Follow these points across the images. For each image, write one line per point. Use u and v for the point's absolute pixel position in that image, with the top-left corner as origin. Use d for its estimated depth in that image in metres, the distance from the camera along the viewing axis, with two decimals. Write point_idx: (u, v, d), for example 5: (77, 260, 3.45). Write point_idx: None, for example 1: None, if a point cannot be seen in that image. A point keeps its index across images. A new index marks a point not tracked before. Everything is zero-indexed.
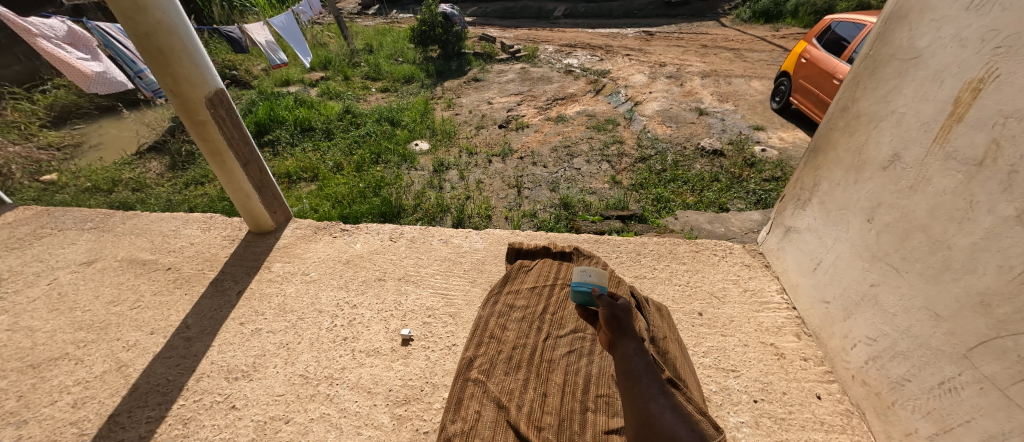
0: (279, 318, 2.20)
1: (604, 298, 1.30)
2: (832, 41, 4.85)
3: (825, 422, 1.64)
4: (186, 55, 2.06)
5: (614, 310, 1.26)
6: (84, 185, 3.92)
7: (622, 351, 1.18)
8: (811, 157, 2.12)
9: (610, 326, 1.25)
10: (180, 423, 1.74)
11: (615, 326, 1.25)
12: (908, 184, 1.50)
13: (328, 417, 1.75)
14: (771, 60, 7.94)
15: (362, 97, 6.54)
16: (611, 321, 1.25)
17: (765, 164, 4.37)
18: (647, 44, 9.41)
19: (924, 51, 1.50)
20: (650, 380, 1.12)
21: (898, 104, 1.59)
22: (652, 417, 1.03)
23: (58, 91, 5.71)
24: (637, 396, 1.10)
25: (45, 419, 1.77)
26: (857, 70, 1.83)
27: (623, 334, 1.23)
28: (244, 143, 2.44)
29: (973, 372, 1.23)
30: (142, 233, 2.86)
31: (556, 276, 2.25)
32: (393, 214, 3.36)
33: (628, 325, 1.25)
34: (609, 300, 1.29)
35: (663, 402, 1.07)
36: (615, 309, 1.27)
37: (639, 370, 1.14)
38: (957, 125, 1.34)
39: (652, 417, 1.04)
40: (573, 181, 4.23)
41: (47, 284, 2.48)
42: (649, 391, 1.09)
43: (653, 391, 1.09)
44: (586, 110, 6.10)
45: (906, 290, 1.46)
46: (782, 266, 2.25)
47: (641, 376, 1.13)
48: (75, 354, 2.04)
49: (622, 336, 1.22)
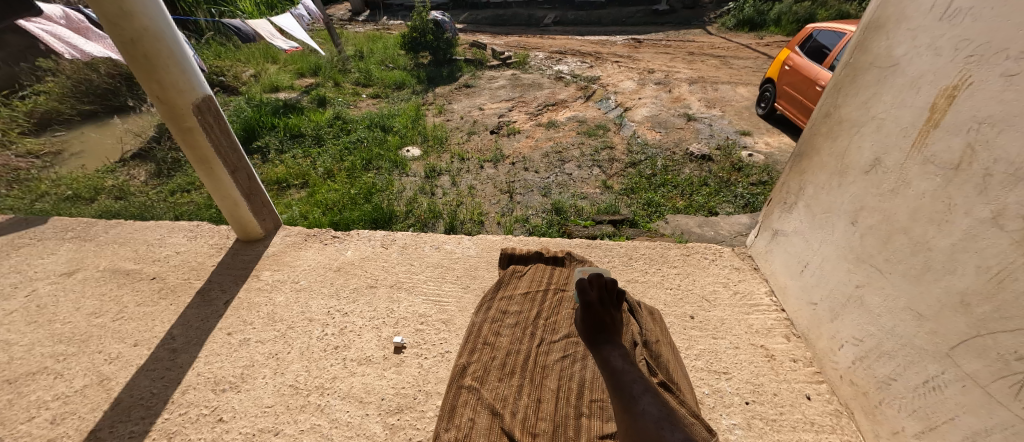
0: (268, 328, 2.16)
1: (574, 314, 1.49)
2: (814, 49, 4.97)
3: (815, 423, 1.67)
4: (173, 61, 2.04)
5: (584, 322, 1.39)
6: (64, 194, 3.82)
7: (601, 359, 1.28)
8: (796, 162, 2.16)
9: (586, 336, 1.37)
10: (166, 436, 1.70)
11: (590, 336, 1.36)
12: (889, 187, 1.54)
13: (319, 428, 1.72)
14: (757, 67, 8.11)
15: (353, 103, 6.51)
16: (586, 335, 1.37)
17: (752, 168, 4.45)
18: (635, 51, 9.55)
19: (901, 59, 1.55)
20: (631, 380, 1.19)
21: (877, 110, 1.64)
22: (637, 416, 1.09)
23: (39, 98, 5.62)
24: (623, 398, 1.16)
25: (22, 436, 1.71)
26: (839, 78, 1.89)
27: (597, 342, 1.35)
28: (232, 150, 2.41)
29: (956, 370, 1.26)
30: (126, 242, 2.80)
31: (549, 281, 2.26)
32: (384, 220, 3.34)
33: (597, 335, 1.35)
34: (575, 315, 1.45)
35: (647, 399, 1.13)
36: (582, 319, 1.41)
37: (618, 374, 1.21)
38: (934, 130, 1.39)
39: (637, 414, 1.09)
40: (564, 186, 4.25)
41: (25, 295, 2.41)
42: (634, 391, 1.16)
43: (636, 389, 1.16)
44: (576, 115, 6.15)
45: (890, 291, 1.50)
46: (771, 268, 2.29)
47: (621, 376, 1.21)
48: (54, 368, 1.98)
49: (595, 345, 1.34)
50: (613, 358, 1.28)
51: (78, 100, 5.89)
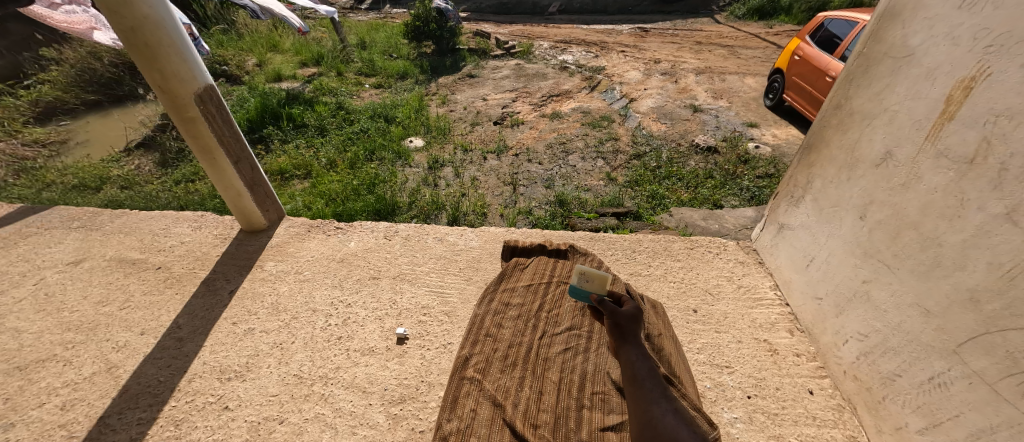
0: (272, 318, 2.18)
1: (607, 305, 1.30)
2: (824, 38, 4.88)
3: (817, 417, 1.66)
4: (174, 50, 2.01)
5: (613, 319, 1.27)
6: (71, 183, 3.85)
7: (624, 357, 1.22)
8: (805, 155, 2.13)
9: (613, 332, 1.28)
10: (173, 424, 1.72)
11: (618, 332, 1.27)
12: (900, 182, 1.51)
13: (323, 417, 1.74)
14: (765, 57, 8.00)
15: (355, 93, 6.46)
16: (613, 329, 1.28)
17: (758, 161, 4.40)
18: (641, 40, 9.39)
19: (917, 49, 1.51)
20: (653, 384, 1.15)
21: (890, 102, 1.60)
22: (654, 420, 1.08)
23: (44, 87, 5.66)
24: (641, 399, 1.14)
25: (33, 421, 1.74)
26: (851, 68, 1.85)
27: (627, 339, 1.25)
28: (235, 141, 2.40)
29: (963, 367, 1.24)
30: (132, 232, 2.82)
31: (552, 274, 2.24)
32: (387, 212, 3.34)
33: (631, 331, 1.26)
34: (611, 308, 1.30)
35: (665, 406, 1.11)
36: (618, 315, 1.29)
37: (641, 376, 1.17)
38: (948, 123, 1.35)
39: (655, 419, 1.08)
40: (568, 178, 4.22)
41: (34, 283, 2.44)
42: (652, 395, 1.13)
43: (655, 394, 1.13)
44: (581, 106, 6.09)
45: (897, 287, 1.48)
46: (776, 263, 2.27)
47: (644, 381, 1.16)
48: (63, 355, 2.01)
49: (624, 342, 1.24)
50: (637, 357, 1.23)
51: (82, 89, 5.89)
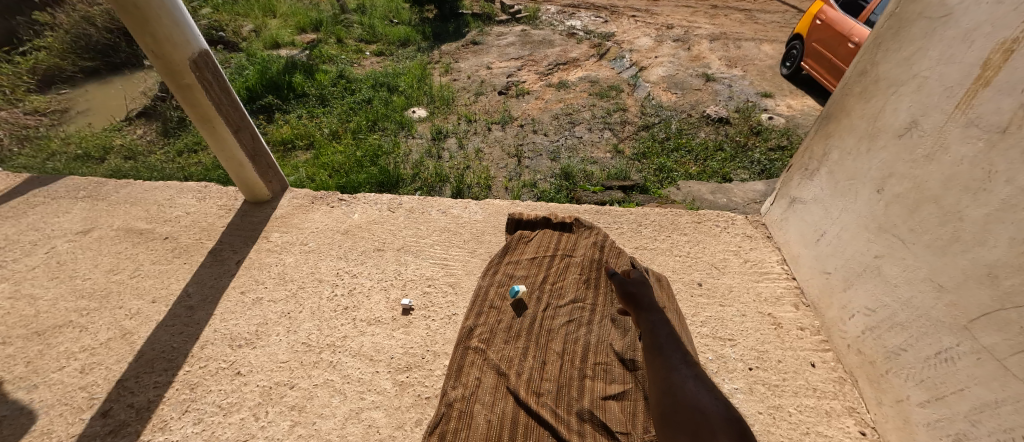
0: (279, 287, 2.20)
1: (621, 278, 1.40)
2: (850, 1, 4.64)
3: (817, 389, 1.68)
4: (166, 13, 1.94)
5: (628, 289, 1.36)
6: (75, 153, 3.84)
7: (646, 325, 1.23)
8: (822, 125, 2.06)
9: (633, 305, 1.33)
10: (188, 387, 1.77)
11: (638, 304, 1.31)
12: (924, 154, 1.45)
13: (332, 383, 1.78)
14: (783, 23, 7.63)
15: (356, 61, 6.29)
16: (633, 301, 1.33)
17: (771, 133, 4.28)
18: (654, 4, 8.96)
19: (957, 9, 1.42)
20: (672, 352, 1.13)
21: (920, 68, 1.52)
22: (675, 387, 1.03)
23: (41, 54, 5.57)
24: (661, 367, 1.11)
25: (54, 383, 1.79)
26: (881, 30, 1.74)
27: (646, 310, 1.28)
28: (234, 109, 2.35)
29: (972, 342, 1.23)
30: (138, 202, 2.83)
31: (556, 247, 2.23)
32: (392, 183, 3.32)
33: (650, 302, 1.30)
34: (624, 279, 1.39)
35: (685, 372, 1.07)
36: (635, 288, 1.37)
37: (662, 343, 1.16)
38: (983, 89, 1.28)
39: (675, 386, 1.03)
40: (574, 150, 4.14)
41: (46, 252, 2.47)
42: (672, 362, 1.10)
43: (675, 361, 1.10)
44: (589, 75, 5.89)
45: (911, 262, 1.45)
46: (784, 238, 2.24)
47: (664, 349, 1.14)
48: (78, 321, 2.06)
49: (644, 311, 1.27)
50: (658, 327, 1.23)
51: (79, 56, 5.78)
